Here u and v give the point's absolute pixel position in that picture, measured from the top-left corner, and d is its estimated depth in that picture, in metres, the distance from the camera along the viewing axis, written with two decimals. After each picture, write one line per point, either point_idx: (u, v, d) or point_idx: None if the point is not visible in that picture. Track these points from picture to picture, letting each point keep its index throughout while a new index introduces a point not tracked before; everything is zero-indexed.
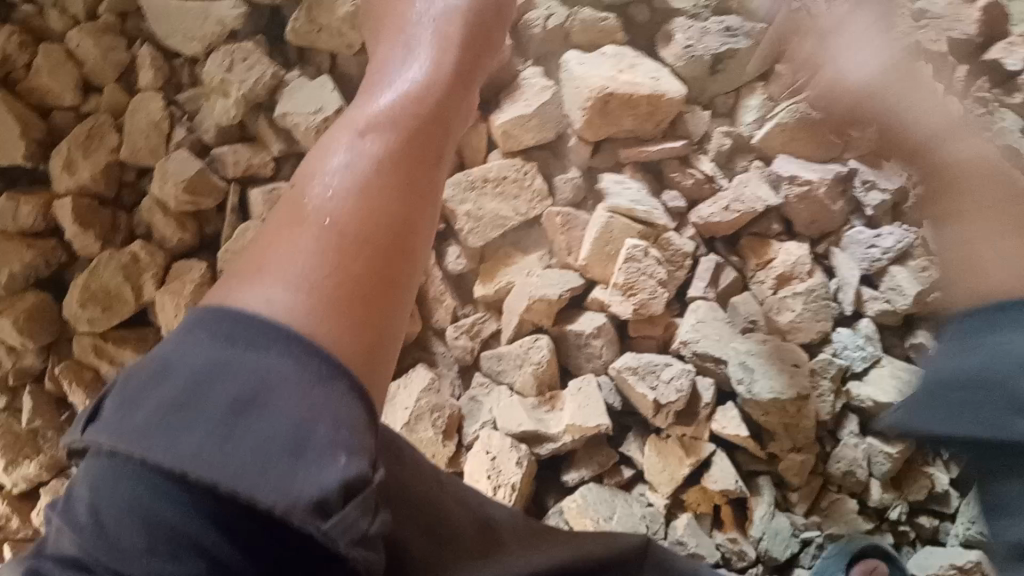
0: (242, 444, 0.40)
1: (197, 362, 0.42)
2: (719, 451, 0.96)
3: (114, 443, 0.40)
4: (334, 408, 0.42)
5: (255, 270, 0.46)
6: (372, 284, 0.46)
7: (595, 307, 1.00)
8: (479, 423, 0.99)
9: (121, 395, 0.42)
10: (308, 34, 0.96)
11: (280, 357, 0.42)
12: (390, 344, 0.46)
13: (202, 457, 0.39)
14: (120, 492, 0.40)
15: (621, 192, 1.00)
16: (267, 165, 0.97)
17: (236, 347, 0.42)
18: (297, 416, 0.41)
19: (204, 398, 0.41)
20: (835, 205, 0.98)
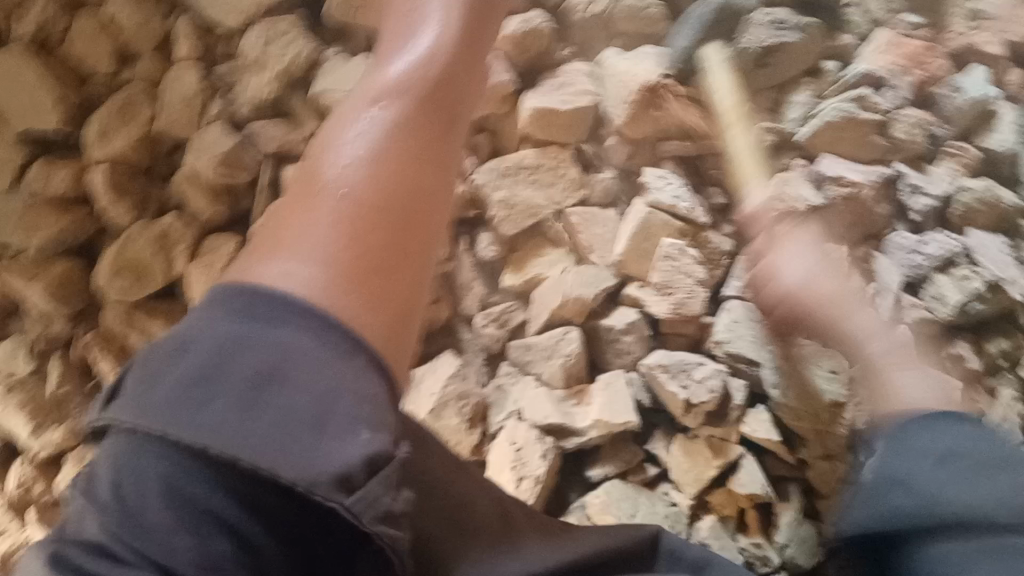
0: (264, 419, 0.42)
1: (217, 339, 0.44)
2: (747, 453, 0.94)
3: (138, 418, 0.42)
4: (352, 383, 0.44)
5: (274, 246, 0.48)
6: (388, 261, 0.48)
7: (629, 303, 0.98)
8: (505, 413, 0.97)
9: (142, 370, 0.45)
10: (348, 9, 0.96)
11: (298, 333, 0.44)
12: (407, 318, 0.48)
13: (225, 431, 0.41)
14: (144, 469, 0.42)
15: (663, 187, 0.97)
16: (302, 142, 0.95)
17: (256, 325, 0.44)
18: (315, 391, 0.43)
19: (225, 373, 0.43)
20: (879, 208, 0.96)
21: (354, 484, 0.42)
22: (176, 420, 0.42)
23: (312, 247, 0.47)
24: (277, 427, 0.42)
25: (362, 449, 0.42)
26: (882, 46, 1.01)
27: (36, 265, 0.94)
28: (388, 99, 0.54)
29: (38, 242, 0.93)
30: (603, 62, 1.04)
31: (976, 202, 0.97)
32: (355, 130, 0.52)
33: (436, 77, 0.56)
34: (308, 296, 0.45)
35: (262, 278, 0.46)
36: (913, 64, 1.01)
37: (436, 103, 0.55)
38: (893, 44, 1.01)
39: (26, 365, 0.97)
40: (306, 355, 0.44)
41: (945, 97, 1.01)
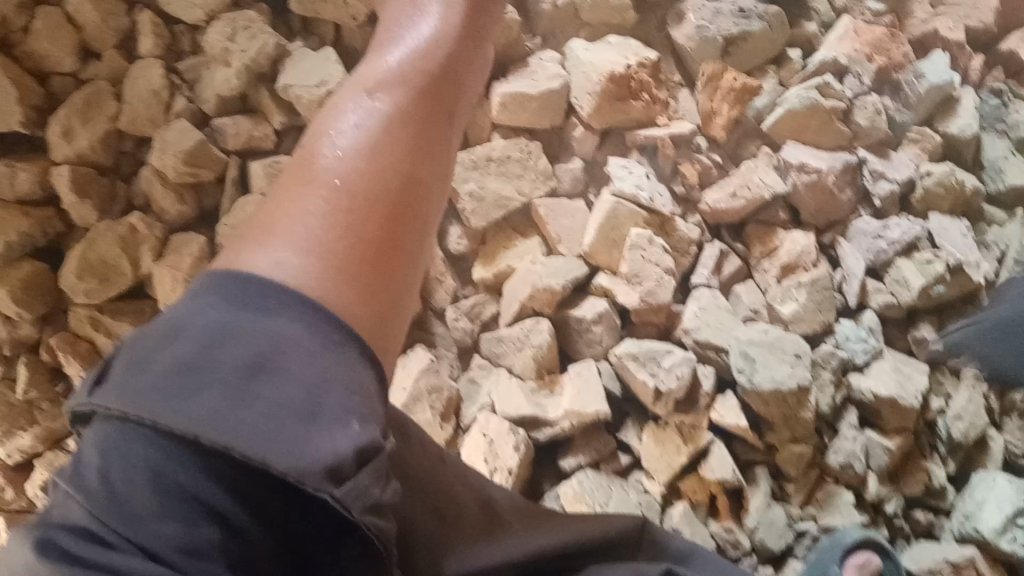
0: (257, 407, 0.42)
1: (209, 326, 0.44)
2: (717, 440, 0.95)
3: (123, 406, 0.42)
4: (345, 373, 0.44)
5: (267, 233, 0.48)
6: (381, 248, 0.50)
7: (599, 293, 0.99)
8: (477, 406, 0.98)
9: (130, 356, 0.44)
10: (313, 3, 0.95)
11: (291, 321, 0.45)
12: (399, 304, 0.50)
13: (217, 418, 0.41)
14: (131, 453, 0.41)
15: (625, 176, 0.98)
16: (267, 138, 0.96)
17: (248, 312, 0.45)
18: (309, 382, 0.43)
19: (217, 360, 0.43)
20: (843, 194, 0.97)
21: (344, 475, 0.42)
22: (164, 407, 0.41)
23: (306, 235, 0.48)
24: (270, 418, 0.42)
25: (354, 440, 0.43)
26: (846, 33, 1.01)
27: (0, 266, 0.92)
28: (382, 92, 0.56)
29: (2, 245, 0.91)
30: (567, 54, 1.02)
31: (938, 186, 0.99)
32: (348, 120, 0.54)
33: (430, 73, 0.59)
34: (301, 287, 0.46)
35: (255, 266, 0.47)
36: (875, 51, 1.01)
37: (431, 97, 0.58)
38: (855, 31, 1.01)
39: None
40: (297, 345, 0.44)
41: (908, 83, 1.01)
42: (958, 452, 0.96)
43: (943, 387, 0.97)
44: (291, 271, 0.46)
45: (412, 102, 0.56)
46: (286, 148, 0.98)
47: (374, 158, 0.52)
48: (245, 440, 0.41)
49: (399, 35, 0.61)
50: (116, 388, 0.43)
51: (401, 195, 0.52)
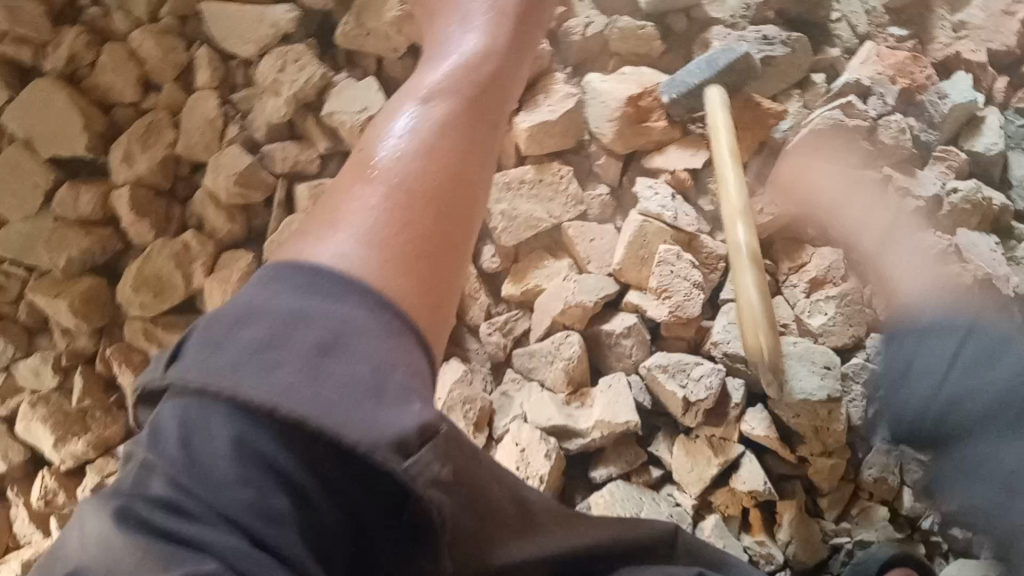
0: (329, 382, 0.41)
1: (282, 305, 0.44)
2: (749, 453, 0.96)
3: (208, 376, 0.41)
4: (407, 356, 0.44)
5: (328, 221, 0.48)
6: (435, 241, 0.49)
7: (629, 309, 1.01)
8: (509, 417, 1.00)
9: (207, 333, 0.43)
10: (357, 37, 1.01)
11: (357, 306, 0.44)
12: (450, 293, 0.49)
13: (292, 391, 0.41)
14: (213, 427, 0.40)
15: (651, 197, 1.01)
16: (313, 162, 1.01)
17: (318, 295, 0.44)
18: (376, 363, 0.43)
19: (288, 338, 0.42)
20: (869, 212, 0.98)
21: (411, 450, 0.42)
22: (249, 384, 0.41)
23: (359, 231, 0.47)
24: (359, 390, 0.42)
25: (418, 417, 0.42)
26: (868, 57, 1.04)
27: (62, 281, 0.99)
28: (431, 94, 0.55)
29: (66, 260, 0.99)
30: (588, 85, 1.07)
31: (965, 202, 1.00)
32: (400, 120, 0.54)
33: (475, 83, 0.57)
34: (360, 273, 0.45)
35: (315, 254, 0.46)
36: (897, 74, 1.04)
37: (479, 100, 0.56)
38: (878, 55, 1.04)
39: (52, 379, 1.00)
40: (368, 329, 0.44)
41: (931, 105, 1.03)
42: None
43: None
44: (346, 262, 0.46)
45: (462, 104, 0.56)
46: (330, 172, 1.02)
47: (424, 155, 0.52)
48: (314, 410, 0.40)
49: (444, 49, 0.60)
50: (192, 361, 0.43)
51: (453, 184, 0.52)
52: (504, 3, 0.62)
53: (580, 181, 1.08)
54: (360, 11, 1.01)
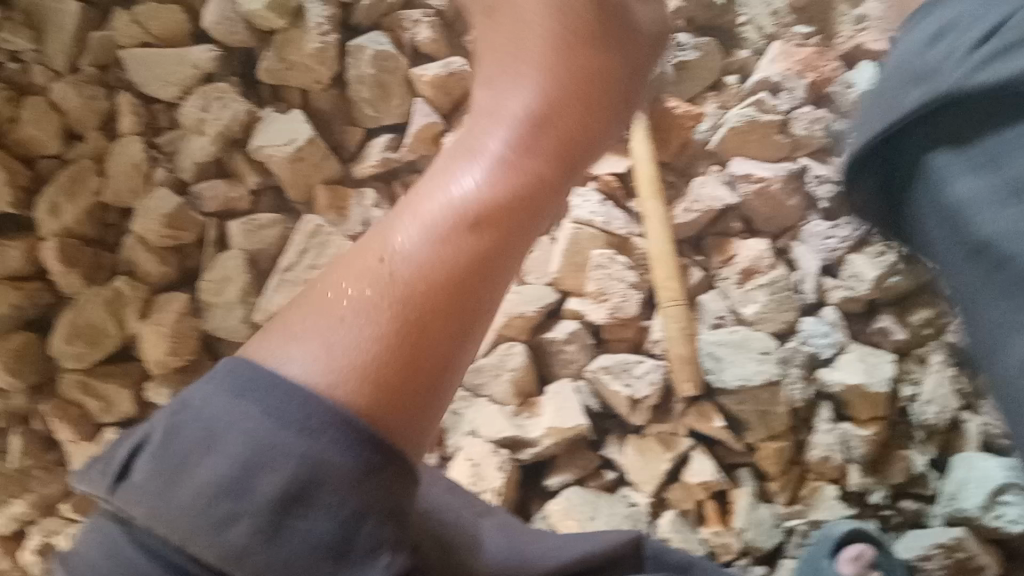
0: (287, 547, 0.35)
1: (235, 439, 0.36)
2: (698, 446, 0.97)
3: (151, 517, 0.36)
4: (374, 503, 0.36)
5: (298, 331, 0.39)
6: (423, 344, 0.39)
7: (570, 316, 1.02)
8: (460, 434, 1.00)
9: (160, 444, 0.37)
10: (279, 71, 1.02)
11: (313, 456, 0.35)
12: (445, 380, 0.40)
13: (248, 555, 0.35)
14: (175, 528, 0.35)
15: (581, 204, 1.04)
16: (244, 198, 1.02)
17: (277, 434, 0.36)
18: (340, 523, 0.36)
19: (247, 488, 0.35)
20: (790, 201, 1.02)
21: None
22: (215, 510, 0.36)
23: (335, 319, 0.39)
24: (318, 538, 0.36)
25: None
26: (776, 55, 1.08)
27: None
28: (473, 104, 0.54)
29: None
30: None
31: None
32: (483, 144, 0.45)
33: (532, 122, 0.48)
34: (316, 382, 0.37)
35: (280, 359, 0.38)
36: (805, 69, 1.07)
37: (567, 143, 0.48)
38: (786, 52, 1.08)
39: None
40: (343, 474, 0.36)
41: (839, 94, 1.06)
42: (937, 437, 0.97)
43: (913, 374, 0.99)
44: (333, 333, 0.39)
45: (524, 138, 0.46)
46: (262, 208, 1.03)
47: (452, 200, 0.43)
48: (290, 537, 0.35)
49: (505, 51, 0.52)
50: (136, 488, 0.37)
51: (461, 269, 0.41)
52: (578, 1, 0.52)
53: None
54: (284, 43, 1.01)
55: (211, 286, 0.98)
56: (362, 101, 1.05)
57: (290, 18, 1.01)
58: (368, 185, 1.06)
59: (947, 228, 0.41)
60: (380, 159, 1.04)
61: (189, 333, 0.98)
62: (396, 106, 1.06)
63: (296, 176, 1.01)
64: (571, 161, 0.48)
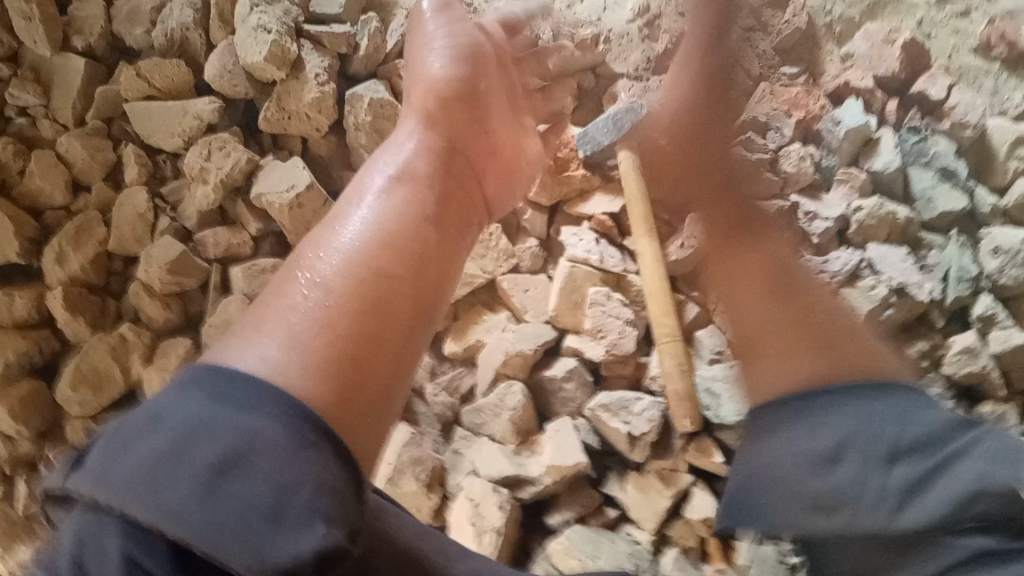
0: (220, 506, 0.42)
1: (190, 417, 0.45)
2: (698, 483, 0.97)
3: (97, 492, 0.43)
4: (313, 470, 0.44)
5: (255, 331, 0.52)
6: (363, 347, 0.52)
7: (569, 354, 1.03)
8: (462, 473, 1.01)
9: (115, 442, 0.45)
10: (280, 120, 1.05)
11: (261, 418, 0.45)
12: (380, 405, 0.50)
13: (184, 513, 0.41)
14: (108, 533, 0.42)
15: (576, 243, 1.06)
16: (246, 244, 1.04)
17: (223, 408, 0.46)
18: (274, 485, 0.43)
19: (186, 456, 0.43)
20: (784, 235, 1.02)
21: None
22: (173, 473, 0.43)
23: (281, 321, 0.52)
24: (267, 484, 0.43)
25: (318, 542, 0.41)
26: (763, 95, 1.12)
27: None
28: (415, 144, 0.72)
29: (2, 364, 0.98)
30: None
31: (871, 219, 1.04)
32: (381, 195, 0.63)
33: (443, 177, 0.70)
34: (280, 379, 0.48)
35: (240, 358, 0.50)
36: (792, 107, 1.11)
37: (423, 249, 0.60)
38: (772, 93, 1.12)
39: None
40: (279, 441, 0.44)
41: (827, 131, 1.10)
42: None
43: None
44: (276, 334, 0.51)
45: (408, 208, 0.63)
46: (263, 253, 1.05)
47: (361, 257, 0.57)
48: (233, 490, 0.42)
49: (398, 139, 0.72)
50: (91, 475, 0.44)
51: (396, 305, 0.55)
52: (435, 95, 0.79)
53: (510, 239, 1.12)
54: (282, 96, 1.04)
55: (213, 330, 0.99)
56: (360, 146, 1.07)
57: (289, 69, 1.04)
58: None
59: (806, 505, 0.66)
60: None
61: None
62: None
63: (296, 221, 1.03)
64: (424, 257, 0.60)
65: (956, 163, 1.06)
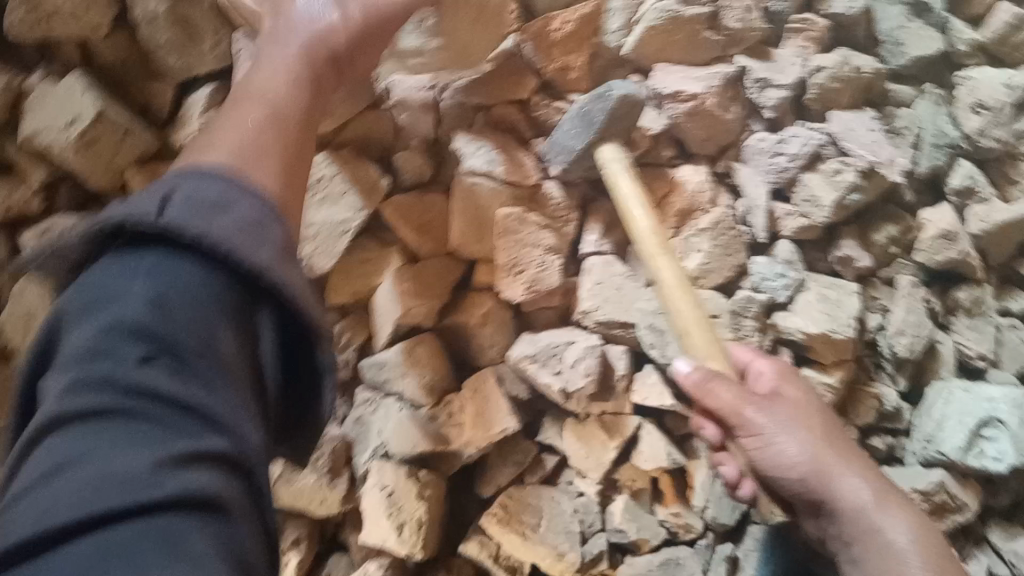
0: (61, 492, 0.36)
1: (63, 450, 0.38)
2: (646, 422, 0.85)
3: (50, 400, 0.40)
4: (103, 461, 0.37)
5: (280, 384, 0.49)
6: None
7: (482, 288, 0.85)
8: (369, 452, 0.82)
9: (68, 314, 0.44)
10: (37, 25, 0.74)
11: (99, 420, 0.39)
12: None
13: (41, 505, 0.36)
14: (74, 443, 0.38)
15: (476, 152, 0.82)
16: (32, 202, 0.77)
17: (105, 424, 0.38)
18: (112, 475, 0.36)
19: (62, 475, 0.37)
20: (729, 114, 0.83)
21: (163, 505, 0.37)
22: (78, 361, 0.41)
23: None
24: (98, 549, 0.34)
25: (168, 455, 0.38)
26: None
27: None
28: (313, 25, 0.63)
29: None
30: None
31: (833, 80, 0.85)
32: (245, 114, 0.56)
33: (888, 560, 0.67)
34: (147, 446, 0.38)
35: (118, 477, 0.36)
36: None
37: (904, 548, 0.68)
38: None
39: None
40: (106, 410, 0.39)
41: None
42: (906, 368, 0.88)
43: (879, 301, 0.88)
44: None
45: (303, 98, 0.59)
46: (60, 208, 0.79)
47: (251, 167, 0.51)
48: (155, 386, 0.40)
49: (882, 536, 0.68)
50: (57, 380, 0.41)
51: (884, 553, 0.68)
52: (880, 500, 0.69)
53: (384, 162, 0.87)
54: None
55: (15, 327, 0.75)
56: (160, 48, 0.77)
57: None
58: None
59: None
60: (202, 124, 0.78)
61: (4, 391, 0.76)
62: (211, 48, 0.78)
63: (94, 165, 0.76)
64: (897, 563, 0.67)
65: None
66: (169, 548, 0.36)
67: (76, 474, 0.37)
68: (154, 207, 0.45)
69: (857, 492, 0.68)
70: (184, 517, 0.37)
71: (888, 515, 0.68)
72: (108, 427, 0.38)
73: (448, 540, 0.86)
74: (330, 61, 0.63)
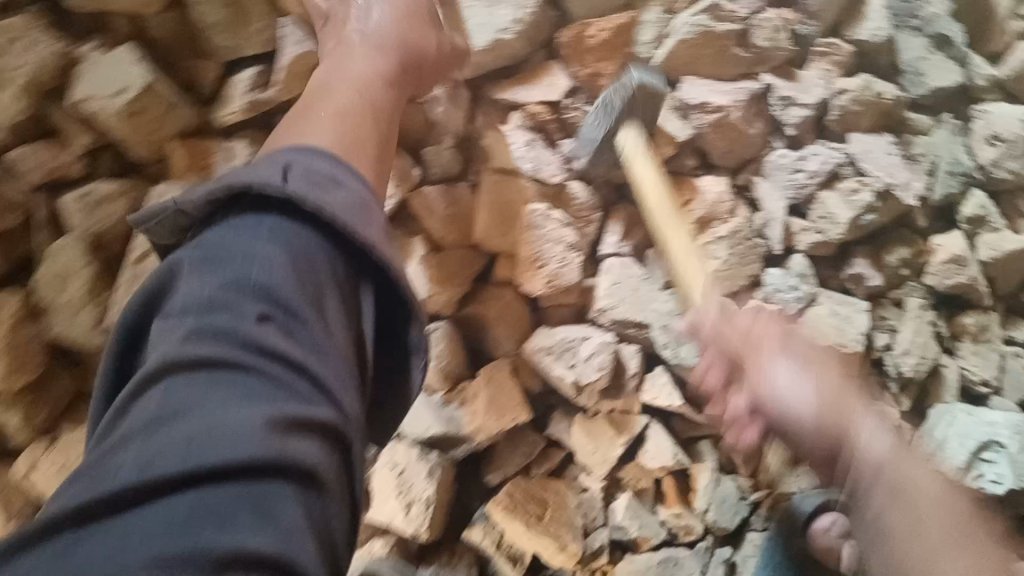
0: (173, 440, 0.35)
1: (176, 395, 0.37)
2: (654, 422, 0.87)
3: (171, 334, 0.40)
4: (222, 415, 0.36)
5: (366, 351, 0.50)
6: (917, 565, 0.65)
7: (502, 281, 0.87)
8: (381, 434, 0.83)
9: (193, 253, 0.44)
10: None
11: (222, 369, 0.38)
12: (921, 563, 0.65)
13: (150, 455, 0.35)
14: (190, 391, 0.37)
15: (505, 148, 0.84)
16: (76, 164, 0.80)
17: (221, 384, 0.38)
18: (232, 429, 0.36)
19: (175, 424, 0.36)
20: (752, 128, 0.86)
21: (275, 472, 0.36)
22: (199, 304, 0.41)
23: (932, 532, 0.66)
24: (193, 508, 0.33)
25: (278, 419, 0.37)
26: None
27: None
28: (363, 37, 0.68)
29: None
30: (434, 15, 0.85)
31: (855, 103, 0.88)
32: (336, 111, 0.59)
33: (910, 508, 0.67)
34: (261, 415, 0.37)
35: (235, 437, 0.35)
36: None
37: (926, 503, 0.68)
38: None
39: None
40: (232, 355, 0.39)
41: None
42: (911, 389, 0.89)
43: (887, 321, 0.90)
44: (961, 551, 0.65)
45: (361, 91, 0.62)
46: (102, 172, 0.83)
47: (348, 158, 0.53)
48: (273, 344, 0.40)
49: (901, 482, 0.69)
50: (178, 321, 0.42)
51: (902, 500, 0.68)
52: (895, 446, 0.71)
53: (413, 155, 0.87)
54: None
55: (49, 284, 0.78)
56: (212, 27, 0.81)
57: None
58: (241, 133, 0.85)
59: None
60: (248, 103, 0.82)
61: (33, 346, 0.78)
62: (258, 32, 0.83)
63: (137, 131, 0.80)
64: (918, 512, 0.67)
65: (953, 28, 0.93)
66: (269, 514, 0.35)
67: (194, 424, 0.36)
68: (279, 174, 0.46)
69: (879, 436, 0.71)
70: (293, 488, 0.37)
71: (912, 463, 0.70)
72: (224, 382, 0.38)
73: (454, 527, 0.87)
74: (395, 61, 0.67)
